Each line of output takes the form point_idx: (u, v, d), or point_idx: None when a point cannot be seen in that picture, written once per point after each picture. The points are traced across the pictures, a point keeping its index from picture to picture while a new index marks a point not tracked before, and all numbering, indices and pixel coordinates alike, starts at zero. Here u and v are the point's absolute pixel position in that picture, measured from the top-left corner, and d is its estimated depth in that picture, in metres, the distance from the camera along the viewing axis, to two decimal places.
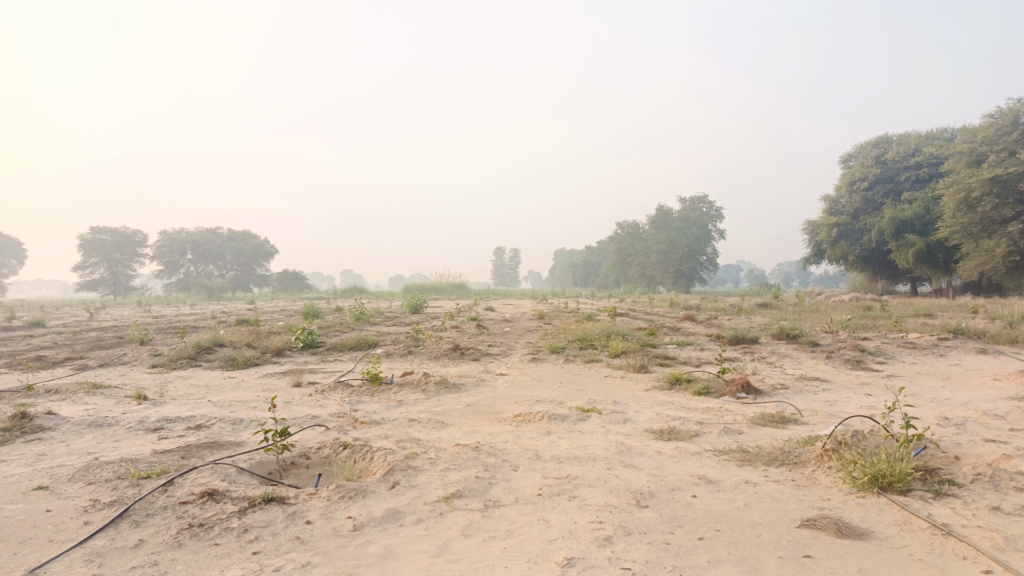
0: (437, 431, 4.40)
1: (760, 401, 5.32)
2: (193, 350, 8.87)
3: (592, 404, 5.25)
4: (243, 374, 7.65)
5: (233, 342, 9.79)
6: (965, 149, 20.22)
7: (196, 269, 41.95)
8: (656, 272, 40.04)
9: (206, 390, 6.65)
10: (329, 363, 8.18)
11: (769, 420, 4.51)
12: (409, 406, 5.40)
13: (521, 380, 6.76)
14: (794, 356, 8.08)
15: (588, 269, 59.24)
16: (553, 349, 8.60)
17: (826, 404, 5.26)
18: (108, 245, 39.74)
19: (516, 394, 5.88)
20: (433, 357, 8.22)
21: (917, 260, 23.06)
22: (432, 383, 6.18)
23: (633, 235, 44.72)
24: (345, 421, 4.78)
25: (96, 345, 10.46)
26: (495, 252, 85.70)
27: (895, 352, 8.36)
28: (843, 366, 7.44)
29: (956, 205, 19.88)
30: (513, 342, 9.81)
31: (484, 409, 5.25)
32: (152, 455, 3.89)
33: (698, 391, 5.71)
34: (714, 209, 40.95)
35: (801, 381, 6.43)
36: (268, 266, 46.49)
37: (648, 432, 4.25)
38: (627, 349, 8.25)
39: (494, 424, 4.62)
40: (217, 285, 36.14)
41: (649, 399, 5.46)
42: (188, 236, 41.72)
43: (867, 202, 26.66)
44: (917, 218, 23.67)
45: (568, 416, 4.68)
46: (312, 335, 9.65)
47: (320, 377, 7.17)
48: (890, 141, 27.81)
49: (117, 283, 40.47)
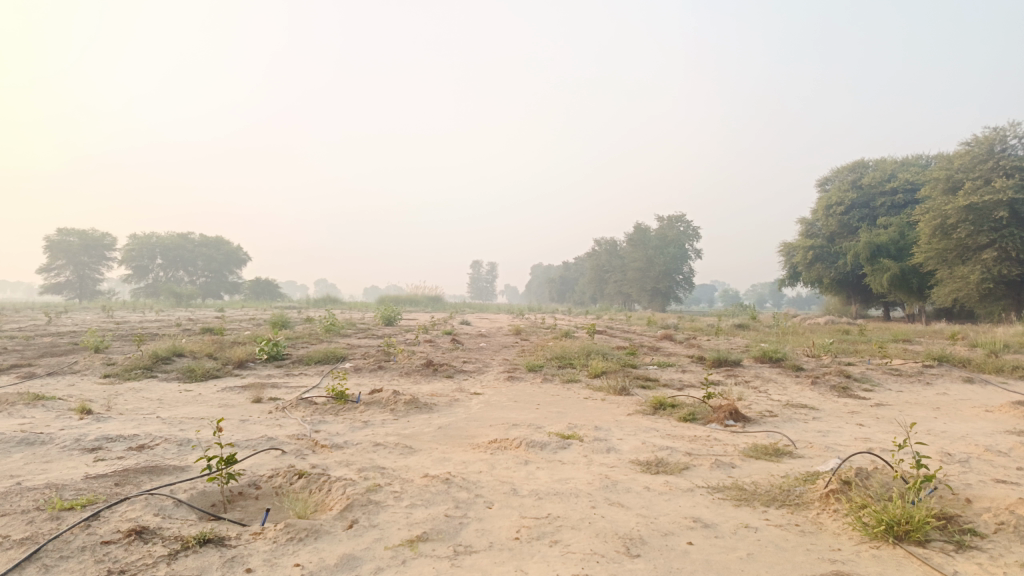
0: (404, 459, 4.03)
1: (750, 430, 5.02)
2: (149, 360, 8.37)
3: (572, 429, 4.90)
4: (201, 388, 7.19)
5: (193, 352, 9.29)
6: (941, 176, 20.29)
7: (166, 275, 41.03)
8: (633, 289, 39.95)
9: (159, 405, 6.19)
10: (293, 377, 7.74)
11: (762, 453, 4.21)
12: (375, 428, 5.02)
13: (497, 400, 6.39)
14: (778, 380, 7.82)
15: (564, 285, 59.08)
16: (530, 368, 8.25)
17: (818, 434, 4.96)
18: (75, 248, 38.66)
19: (491, 417, 5.51)
20: (404, 373, 7.84)
21: (891, 284, 23.12)
22: (401, 403, 5.80)
23: (610, 252, 44.62)
24: (304, 444, 4.39)
25: (47, 352, 9.90)
26: (473, 266, 85.49)
27: (881, 378, 8.13)
28: (830, 393, 7.17)
29: (932, 230, 19.95)
30: (489, 359, 9.44)
31: (456, 433, 4.88)
32: (82, 481, 3.46)
33: (684, 417, 5.40)
34: (691, 228, 41.06)
35: (789, 408, 6.15)
36: (240, 274, 45.63)
37: (633, 463, 3.92)
38: (607, 369, 7.94)
39: (466, 451, 4.25)
40: (187, 291, 35.33)
41: (632, 426, 5.13)
42: (158, 241, 40.81)
43: (843, 225, 26.77)
44: (893, 243, 23.77)
45: (547, 443, 4.33)
46: (277, 347, 9.21)
47: (283, 393, 6.72)
48: (867, 167, 28.04)
49: (82, 287, 39.46)
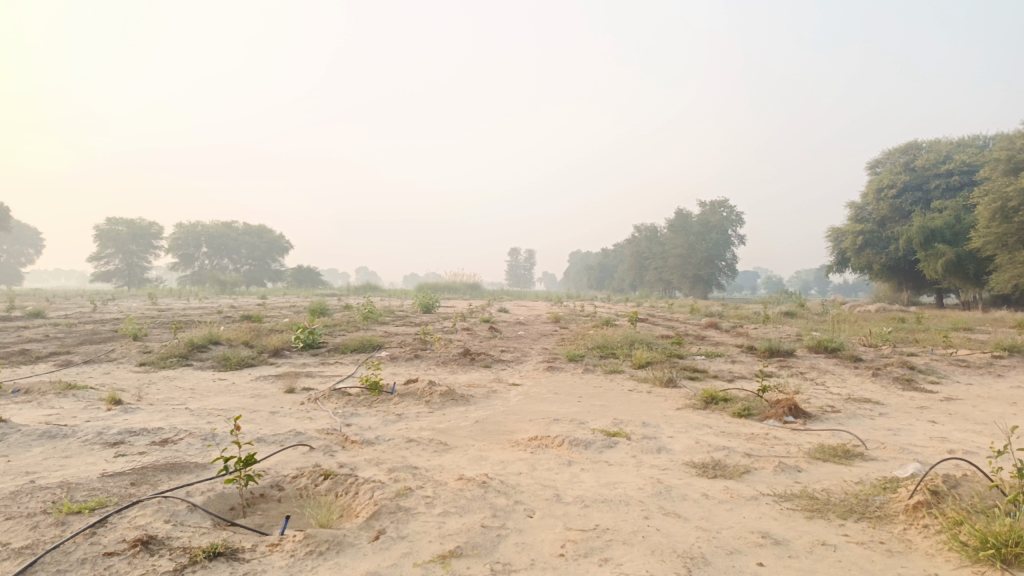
0: (438, 457, 3.75)
1: (813, 427, 4.63)
2: (185, 348, 8.26)
3: (618, 425, 4.56)
4: (235, 377, 7.04)
5: (229, 340, 9.18)
6: (1002, 157, 19.25)
7: (211, 262, 41.69)
8: (674, 277, 39.23)
9: (190, 395, 6.03)
10: (329, 366, 7.53)
11: (830, 455, 3.84)
12: (409, 421, 4.75)
13: (536, 392, 6.08)
14: (835, 372, 7.36)
15: (603, 272, 58.46)
16: (570, 358, 7.91)
17: (889, 433, 4.55)
18: (124, 236, 39.56)
19: (531, 410, 5.20)
20: (441, 362, 7.58)
21: (946, 270, 22.12)
22: (437, 395, 5.53)
23: (650, 238, 43.90)
24: (333, 440, 4.14)
25: (87, 339, 9.89)
26: (511, 253, 85.46)
27: (947, 370, 7.59)
28: (894, 386, 6.69)
29: (992, 214, 18.94)
30: (528, 348, 9.13)
31: (494, 428, 4.59)
32: (97, 480, 3.25)
33: (738, 413, 5.02)
34: (734, 213, 40.07)
35: (851, 403, 5.71)
36: (283, 262, 46.09)
37: (688, 466, 3.58)
38: (652, 359, 7.58)
39: (505, 449, 3.96)
40: (230, 278, 35.73)
41: (683, 421, 4.78)
42: (203, 229, 41.44)
43: (895, 209, 25.71)
44: (948, 228, 22.72)
45: (591, 441, 4.01)
46: (313, 335, 9.03)
47: (316, 383, 6.52)
48: (920, 148, 26.87)
49: (131, 274, 40.29)
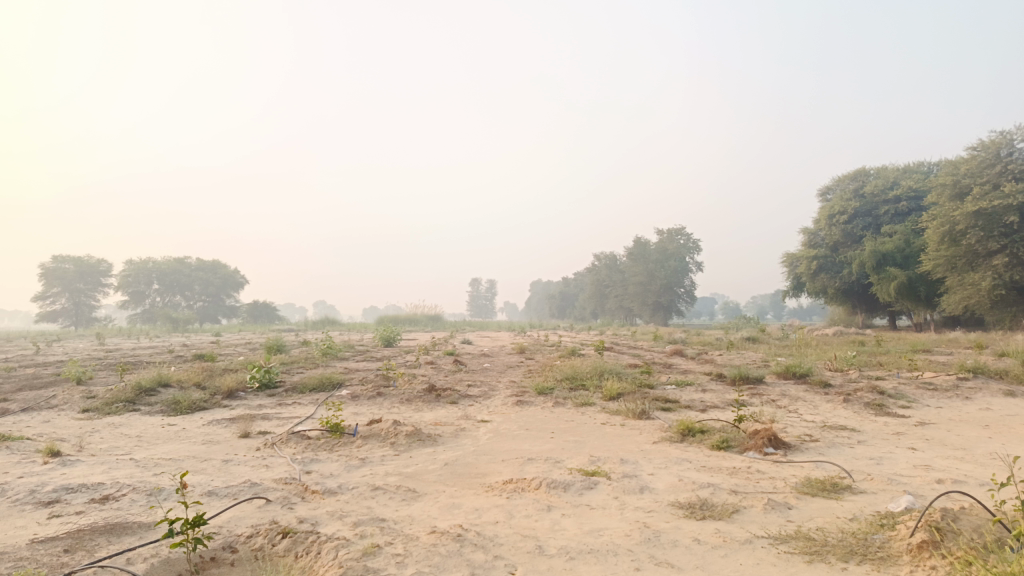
0: (407, 506, 3.48)
1: (795, 459, 4.48)
2: (131, 392, 7.80)
3: (595, 463, 4.35)
4: (185, 421, 6.63)
5: (180, 381, 8.74)
6: (948, 182, 19.82)
7: (163, 300, 40.48)
8: (634, 304, 39.43)
9: (136, 443, 5.63)
10: (287, 408, 7.17)
11: (819, 489, 3.68)
12: (374, 466, 4.47)
13: (506, 429, 5.83)
14: (807, 398, 7.27)
15: (564, 301, 58.57)
16: (539, 391, 7.69)
17: (872, 462, 4.42)
18: (71, 274, 38.20)
19: (502, 449, 4.95)
20: (405, 400, 7.28)
21: (899, 293, 22.60)
22: (403, 436, 5.24)
23: (610, 266, 44.19)
24: (292, 490, 3.84)
25: (26, 385, 9.31)
26: (471, 284, 85.29)
27: (916, 394, 7.57)
28: (866, 412, 6.62)
29: (940, 237, 19.43)
30: (494, 382, 8.87)
31: (465, 470, 4.33)
32: (25, 548, 2.90)
33: (717, 446, 4.86)
34: (691, 241, 40.57)
35: (828, 431, 5.60)
36: (238, 298, 45.05)
37: (674, 507, 3.38)
38: (623, 390, 7.40)
39: (478, 494, 3.71)
40: (183, 316, 34.69)
41: (661, 457, 4.59)
42: (155, 266, 40.33)
43: (847, 235, 26.26)
44: (898, 251, 23.27)
45: (569, 482, 3.78)
46: (269, 374, 8.64)
47: (274, 426, 6.18)
48: (868, 175, 27.59)
49: (78, 314, 38.88)
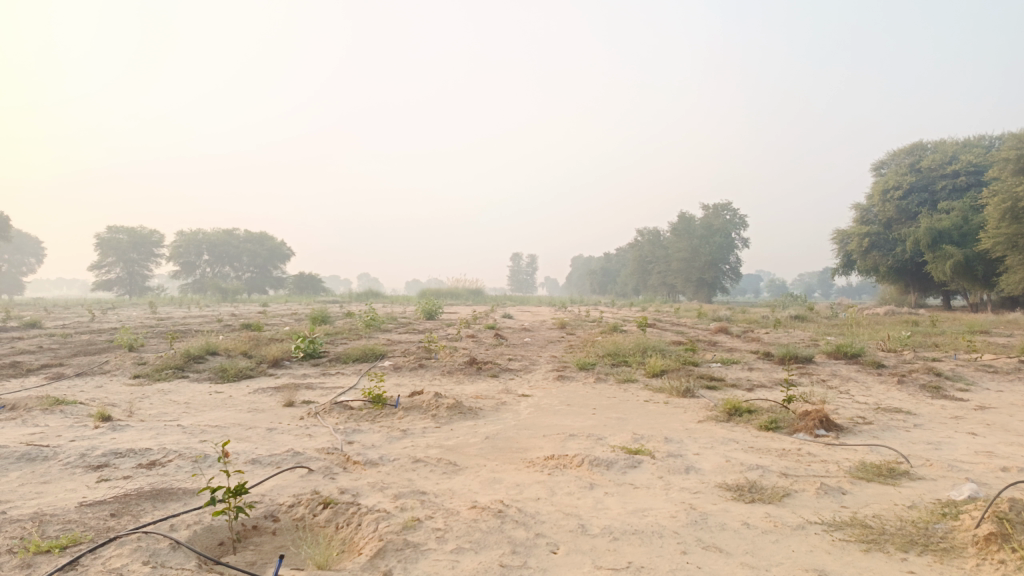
0: (448, 480, 3.45)
1: (848, 442, 4.32)
2: (181, 359, 7.96)
3: (639, 441, 4.26)
4: (232, 389, 6.73)
5: (227, 350, 8.90)
6: (1011, 156, 18.90)
7: (212, 270, 41.46)
8: (677, 280, 38.91)
9: (184, 409, 5.73)
10: (330, 377, 7.23)
11: (874, 474, 3.54)
12: (415, 438, 4.45)
13: (548, 404, 5.78)
14: (858, 379, 7.05)
15: (606, 276, 58.13)
16: (581, 366, 7.60)
17: (929, 447, 4.24)
18: (125, 245, 39.34)
19: (544, 424, 4.91)
20: (446, 373, 7.27)
21: (954, 272, 21.81)
22: (444, 408, 5.23)
23: (654, 242, 43.59)
24: (334, 460, 3.85)
25: (81, 351, 9.59)
26: (514, 257, 85.29)
27: (975, 377, 7.27)
28: (922, 394, 6.38)
29: (1001, 214, 18.61)
30: (536, 356, 8.81)
31: (507, 444, 4.29)
32: (74, 510, 2.96)
33: (765, 426, 4.73)
34: (738, 216, 39.72)
35: (882, 413, 5.41)
36: (285, 270, 45.82)
37: (722, 488, 3.28)
38: (667, 367, 7.27)
39: (519, 469, 3.66)
40: (231, 286, 35.44)
41: (707, 436, 4.48)
42: (205, 237, 41.25)
43: (901, 211, 25.34)
44: (956, 229, 22.39)
45: (612, 460, 3.70)
46: (314, 344, 8.73)
47: (318, 396, 6.24)
48: (926, 149, 26.52)
49: (132, 283, 40.04)
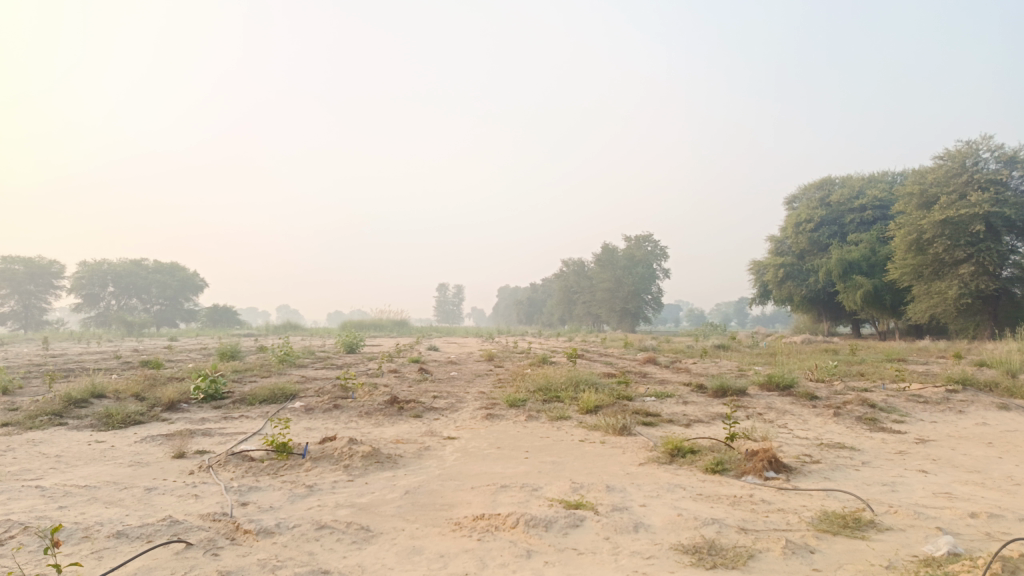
0: (356, 553, 2.88)
1: (801, 486, 3.99)
2: (59, 404, 7.02)
3: (578, 492, 3.80)
4: (117, 439, 5.90)
5: (117, 392, 7.96)
6: (915, 191, 19.57)
7: (118, 302, 38.96)
8: (602, 310, 39.07)
9: (54, 464, 4.93)
10: (232, 422, 6.47)
11: (840, 526, 3.18)
12: (323, 496, 3.86)
13: (476, 447, 5.25)
14: (794, 412, 6.84)
15: (532, 307, 58.13)
16: (511, 404, 7.10)
17: (887, 489, 3.95)
18: (20, 276, 36.52)
19: (472, 473, 4.38)
20: (364, 414, 6.65)
21: (865, 301, 22.52)
22: (359, 458, 4.63)
23: (578, 272, 43.84)
24: (223, 529, 3.21)
25: None
26: (438, 288, 84.62)
27: (908, 408, 7.17)
28: (860, 428, 6.18)
29: (907, 246, 19.29)
30: (462, 393, 8.25)
31: (430, 501, 3.75)
32: None
33: (710, 468, 4.35)
34: (659, 248, 40.43)
35: (826, 450, 5.15)
36: (197, 302, 43.66)
37: (677, 551, 2.84)
38: (601, 403, 6.88)
39: (442, 535, 3.12)
40: (138, 320, 33.28)
41: (652, 483, 4.07)
42: (110, 268, 38.87)
43: (813, 243, 26.12)
44: (864, 260, 23.16)
45: (551, 518, 3.22)
46: (217, 384, 7.91)
47: (214, 445, 5.50)
48: (834, 184, 27.58)
49: (28, 317, 37.19)
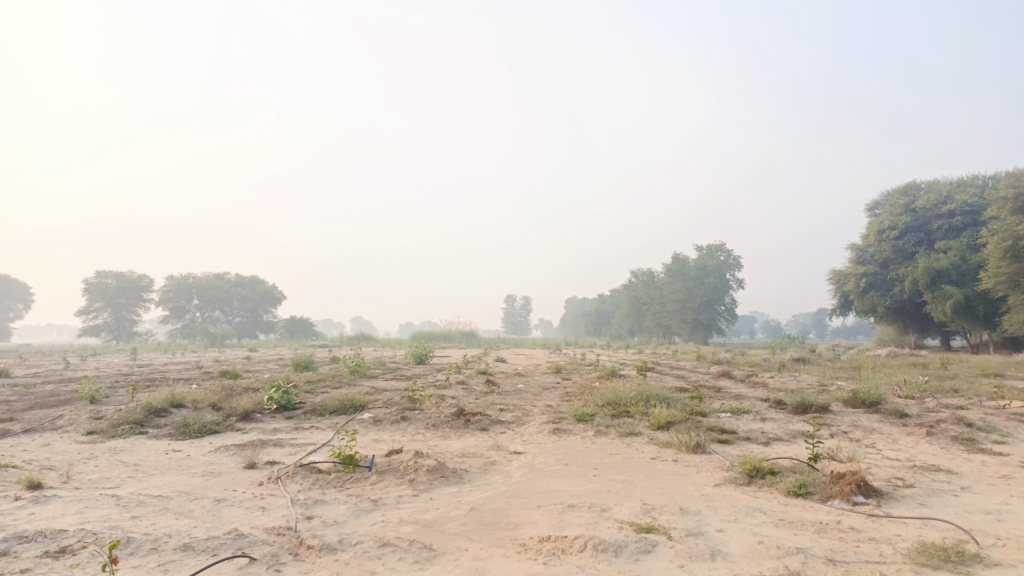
0: (418, 574, 2.79)
1: (894, 513, 3.69)
2: (141, 414, 7.25)
3: (650, 514, 3.61)
4: (192, 448, 6.03)
5: (194, 402, 8.19)
6: (1010, 195, 18.39)
7: (202, 314, 40.63)
8: (673, 322, 38.30)
9: (132, 473, 5.06)
10: (302, 433, 6.53)
11: (941, 559, 2.90)
12: (387, 511, 3.80)
13: (543, 463, 5.12)
14: (882, 430, 6.43)
15: (601, 318, 57.55)
16: (579, 418, 6.93)
17: (992, 518, 3.61)
18: (113, 289, 38.68)
19: (539, 491, 4.24)
20: (430, 427, 6.61)
21: (955, 312, 21.27)
22: (424, 473, 4.57)
23: (648, 283, 43.18)
24: (287, 544, 3.18)
25: (37, 403, 8.83)
26: (507, 300, 84.89)
27: (1010, 427, 6.64)
28: (957, 448, 5.74)
29: (1002, 253, 18.11)
30: (530, 406, 8.13)
31: (495, 519, 3.64)
32: None
33: (792, 491, 4.09)
34: (732, 257, 39.39)
35: (920, 472, 4.78)
36: (276, 314, 45.04)
37: None
38: (672, 419, 6.64)
39: (507, 556, 3.00)
40: (221, 332, 34.59)
41: (730, 506, 3.84)
42: (195, 281, 40.60)
43: (897, 251, 24.91)
44: (954, 268, 21.90)
45: (621, 543, 3.05)
46: (288, 395, 8.04)
47: (284, 456, 5.55)
48: (919, 189, 26.25)
49: (120, 328, 39.17)
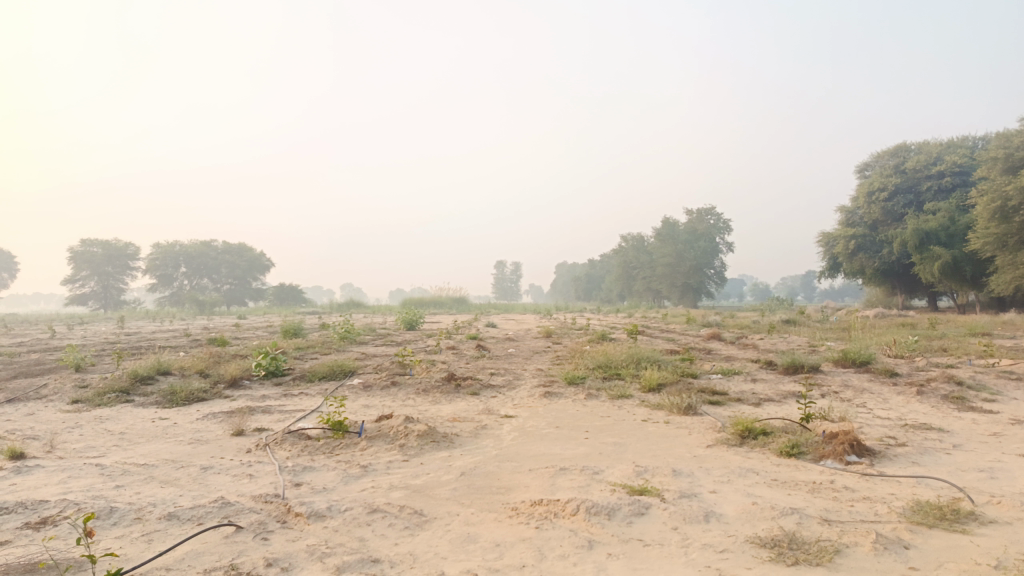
0: (408, 540, 2.74)
1: (888, 472, 3.67)
2: (127, 382, 7.16)
3: (643, 477, 3.58)
4: (179, 416, 5.96)
5: (181, 369, 8.10)
6: (999, 155, 18.33)
7: (190, 283, 40.30)
8: (662, 286, 38.33)
9: (118, 441, 4.99)
10: (291, 399, 6.47)
11: (936, 518, 2.87)
12: (377, 477, 3.75)
13: (534, 427, 5.08)
14: (873, 390, 6.43)
15: (591, 283, 57.58)
16: (570, 381, 6.89)
17: (985, 476, 3.59)
18: (99, 257, 38.22)
19: (530, 455, 4.20)
20: (420, 391, 6.56)
21: (943, 273, 21.36)
22: (414, 438, 4.51)
23: (638, 247, 43.10)
24: (275, 512, 3.12)
25: (21, 372, 8.73)
26: (497, 265, 84.77)
27: (999, 385, 6.66)
28: (947, 407, 5.75)
29: (990, 214, 18.10)
30: (520, 370, 8.09)
31: (486, 484, 3.59)
32: None
33: (785, 451, 4.07)
34: (722, 221, 39.30)
35: (911, 431, 4.78)
36: (265, 282, 44.72)
37: (754, 545, 2.59)
38: (664, 381, 6.61)
39: (499, 521, 2.95)
40: (209, 299, 34.38)
41: (723, 467, 3.80)
42: (182, 249, 40.23)
43: (886, 213, 24.93)
44: (943, 229, 21.93)
45: (614, 506, 3.01)
46: (277, 361, 7.96)
47: (272, 422, 5.49)
48: (910, 149, 26.12)
49: (107, 297, 38.84)
